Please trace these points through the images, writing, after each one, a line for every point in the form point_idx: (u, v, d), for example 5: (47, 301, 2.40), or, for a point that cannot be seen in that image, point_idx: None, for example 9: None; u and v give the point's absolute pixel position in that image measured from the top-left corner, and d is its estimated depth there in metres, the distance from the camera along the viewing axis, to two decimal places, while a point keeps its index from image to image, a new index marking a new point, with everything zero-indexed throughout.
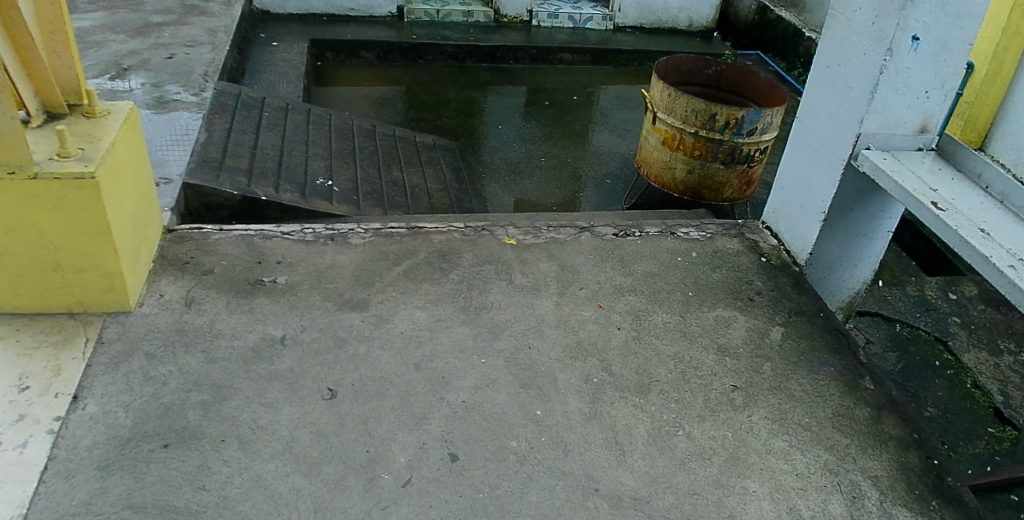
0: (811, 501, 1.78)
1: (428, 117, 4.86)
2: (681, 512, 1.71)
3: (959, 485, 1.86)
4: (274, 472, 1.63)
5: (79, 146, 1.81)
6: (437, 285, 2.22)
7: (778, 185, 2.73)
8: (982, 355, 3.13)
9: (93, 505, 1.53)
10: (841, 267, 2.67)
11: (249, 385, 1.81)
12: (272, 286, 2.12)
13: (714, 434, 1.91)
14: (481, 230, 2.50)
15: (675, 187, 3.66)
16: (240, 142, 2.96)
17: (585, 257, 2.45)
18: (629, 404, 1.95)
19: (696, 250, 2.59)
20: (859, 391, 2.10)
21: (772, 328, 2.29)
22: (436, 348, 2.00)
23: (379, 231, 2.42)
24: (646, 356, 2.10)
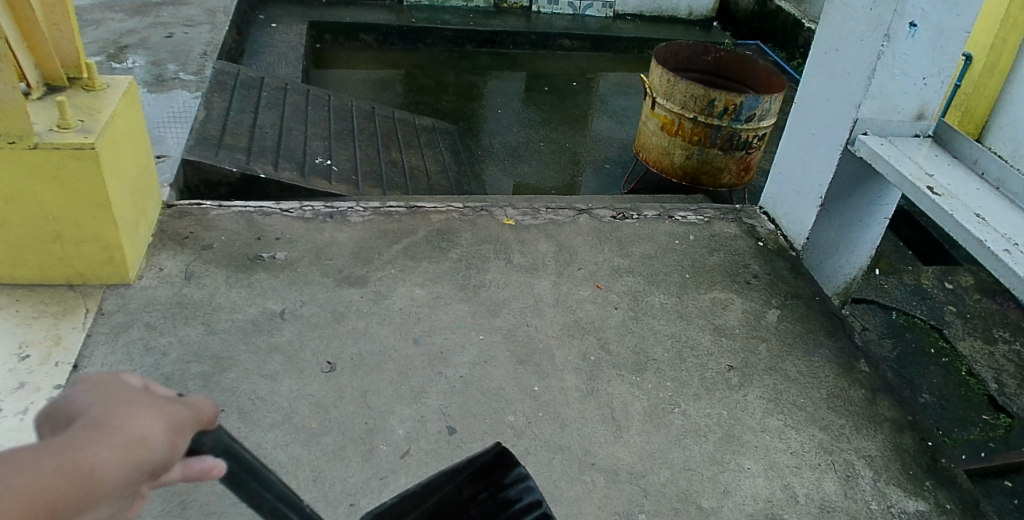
0: (805, 479, 1.80)
1: (427, 100, 4.88)
2: (677, 487, 1.73)
3: (952, 466, 1.88)
4: (275, 442, 1.65)
5: (78, 118, 1.83)
6: (436, 263, 2.24)
7: (776, 171, 2.74)
8: (977, 343, 3.15)
9: None
10: (839, 253, 2.68)
11: (249, 357, 1.83)
12: (271, 262, 2.14)
13: (710, 412, 1.94)
14: (479, 210, 2.51)
15: (673, 172, 3.68)
16: (239, 121, 2.98)
17: (582, 238, 2.47)
18: (625, 381, 1.97)
19: (693, 233, 2.60)
20: (854, 372, 2.12)
21: (768, 310, 2.30)
22: (435, 324, 2.02)
23: (379, 209, 2.43)
24: (642, 335, 2.12)
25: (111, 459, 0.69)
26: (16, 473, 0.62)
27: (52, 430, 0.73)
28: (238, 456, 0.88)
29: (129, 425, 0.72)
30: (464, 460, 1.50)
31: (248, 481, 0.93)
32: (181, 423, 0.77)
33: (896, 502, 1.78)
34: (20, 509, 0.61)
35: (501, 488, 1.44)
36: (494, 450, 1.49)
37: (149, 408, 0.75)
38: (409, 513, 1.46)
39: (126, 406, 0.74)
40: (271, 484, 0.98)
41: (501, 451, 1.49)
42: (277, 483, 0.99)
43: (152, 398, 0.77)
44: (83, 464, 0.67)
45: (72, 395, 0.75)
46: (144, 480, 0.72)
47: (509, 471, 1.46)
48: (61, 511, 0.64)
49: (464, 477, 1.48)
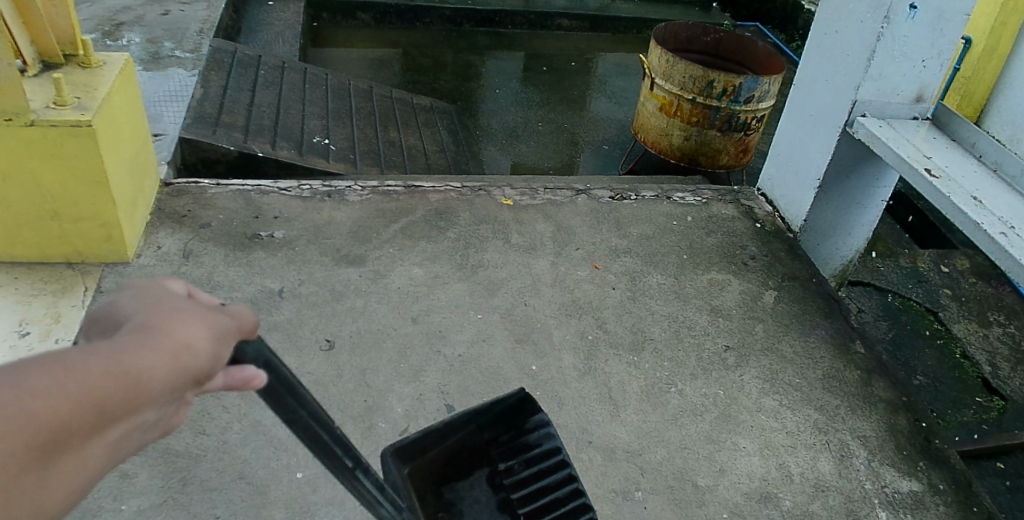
0: (800, 458, 1.82)
1: (425, 80, 4.85)
2: (673, 465, 1.76)
3: (945, 446, 1.90)
4: (273, 418, 1.71)
5: (75, 95, 1.82)
6: (435, 243, 2.24)
7: (775, 152, 2.74)
8: (972, 326, 3.17)
9: None
10: (837, 236, 2.68)
11: None
12: (269, 241, 2.13)
13: (706, 392, 1.95)
14: (477, 190, 2.51)
15: (671, 153, 3.68)
16: (236, 99, 2.96)
17: (581, 218, 2.47)
18: (623, 360, 1.99)
19: (691, 215, 2.60)
20: (849, 353, 2.14)
21: (765, 291, 2.31)
22: (434, 303, 2.02)
23: (377, 188, 2.43)
24: (640, 315, 2.13)
25: (159, 363, 0.68)
26: (65, 372, 0.62)
27: (99, 334, 0.73)
28: (276, 372, 0.88)
29: (173, 331, 0.71)
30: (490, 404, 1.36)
31: (283, 397, 0.92)
32: (225, 332, 0.77)
33: (889, 482, 1.80)
34: (69, 409, 0.61)
35: (521, 432, 1.41)
36: (517, 395, 1.39)
37: (192, 316, 0.74)
38: (430, 450, 1.34)
39: (170, 315, 0.73)
40: (306, 402, 0.96)
41: (524, 397, 1.39)
42: (311, 402, 0.98)
43: (194, 306, 0.77)
44: (130, 367, 0.67)
45: (115, 305, 0.75)
46: (191, 386, 0.72)
47: (531, 416, 1.41)
48: (111, 413, 0.64)
49: (487, 419, 1.38)
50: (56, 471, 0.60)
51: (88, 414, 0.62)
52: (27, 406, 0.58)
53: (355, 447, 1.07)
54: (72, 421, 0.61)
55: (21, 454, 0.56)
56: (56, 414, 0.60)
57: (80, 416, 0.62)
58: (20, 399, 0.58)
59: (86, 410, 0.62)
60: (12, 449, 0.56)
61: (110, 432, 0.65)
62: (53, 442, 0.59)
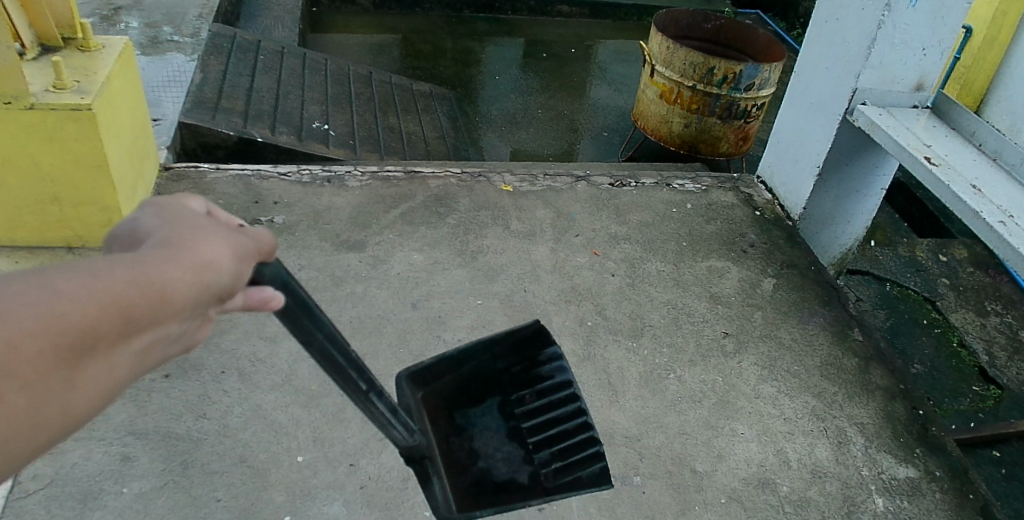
0: (797, 444, 1.84)
1: (425, 66, 4.84)
2: (671, 451, 1.78)
3: (942, 434, 1.91)
4: (275, 402, 1.72)
5: (75, 79, 1.81)
6: (434, 229, 2.24)
7: (775, 140, 2.73)
8: (970, 315, 3.17)
9: (97, 430, 1.62)
10: (835, 224, 2.69)
11: (249, 320, 1.89)
12: (269, 226, 2.13)
13: (705, 378, 1.97)
14: (477, 176, 2.51)
15: (671, 141, 3.67)
16: (235, 84, 2.95)
17: (581, 205, 2.47)
18: (622, 347, 2.00)
19: (691, 202, 2.60)
20: (847, 341, 2.14)
21: (764, 279, 2.32)
22: (433, 289, 2.02)
23: (377, 174, 2.43)
24: (639, 301, 2.14)
25: (183, 279, 0.74)
26: (94, 279, 0.68)
27: (128, 244, 0.79)
28: (294, 292, 1.01)
29: (197, 249, 0.77)
30: (506, 333, 1.64)
31: (300, 317, 1.05)
32: (244, 252, 0.83)
33: (886, 468, 1.81)
34: (96, 314, 0.67)
35: (535, 364, 1.66)
36: (533, 327, 1.67)
37: (214, 236, 0.80)
38: (445, 376, 1.64)
39: (194, 232, 0.79)
40: (321, 325, 1.11)
41: (539, 328, 1.67)
42: (327, 326, 1.12)
43: (217, 226, 0.83)
44: (155, 280, 0.72)
45: (146, 218, 0.81)
46: (213, 302, 0.78)
47: (544, 349, 1.66)
48: (137, 320, 0.71)
49: (501, 348, 1.65)
50: (82, 372, 0.67)
51: (114, 320, 0.69)
52: (57, 309, 0.65)
53: (368, 371, 1.22)
54: (98, 326, 0.67)
55: (48, 354, 0.64)
56: (84, 318, 0.66)
57: (106, 323, 0.68)
58: (50, 303, 0.64)
59: (113, 316, 0.68)
60: (40, 347, 0.63)
61: (136, 340, 0.72)
62: (80, 344, 0.66)
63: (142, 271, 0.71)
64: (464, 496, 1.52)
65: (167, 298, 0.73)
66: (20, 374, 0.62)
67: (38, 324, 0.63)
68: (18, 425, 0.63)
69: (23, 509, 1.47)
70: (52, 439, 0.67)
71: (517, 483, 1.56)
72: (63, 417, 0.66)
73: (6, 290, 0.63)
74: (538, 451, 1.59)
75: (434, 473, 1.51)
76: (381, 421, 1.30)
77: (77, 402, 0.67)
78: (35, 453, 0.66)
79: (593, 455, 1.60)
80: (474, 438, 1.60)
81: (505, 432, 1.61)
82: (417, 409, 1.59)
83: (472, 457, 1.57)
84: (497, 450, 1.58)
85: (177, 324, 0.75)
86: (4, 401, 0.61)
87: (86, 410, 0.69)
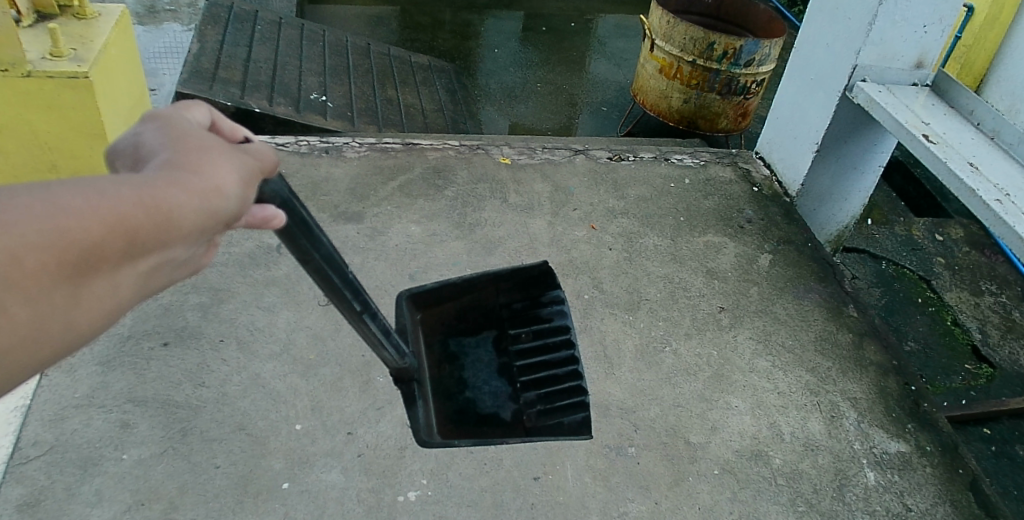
0: (790, 418, 1.86)
1: (423, 38, 4.80)
2: (666, 423, 1.80)
3: (934, 410, 1.92)
4: (273, 371, 1.73)
5: (71, 46, 1.80)
6: (433, 201, 2.24)
7: (774, 115, 2.72)
8: (964, 294, 3.19)
9: (96, 397, 1.63)
10: (832, 200, 2.69)
11: (247, 289, 1.89)
12: None
13: (700, 351, 1.99)
14: (475, 148, 2.51)
15: (670, 116, 3.67)
16: (233, 55, 2.94)
17: (579, 179, 2.47)
18: (618, 319, 2.02)
19: (689, 177, 2.60)
20: (842, 317, 2.16)
21: (761, 255, 2.32)
22: (431, 261, 2.03)
23: (375, 145, 2.42)
24: (636, 275, 2.15)
25: (189, 203, 0.78)
26: (99, 199, 0.72)
27: (135, 161, 0.84)
28: (293, 211, 1.12)
29: (202, 175, 0.81)
30: (511, 271, 2.00)
31: (300, 237, 1.18)
32: (248, 177, 0.87)
33: (877, 443, 1.83)
34: (101, 232, 0.71)
35: (536, 304, 2.01)
36: (539, 269, 2.02)
37: (219, 161, 0.84)
38: (447, 302, 1.97)
39: (200, 156, 0.83)
40: (320, 246, 1.23)
41: (545, 271, 2.02)
42: (325, 248, 1.25)
43: (224, 150, 0.87)
44: (162, 203, 0.76)
45: (154, 139, 0.86)
46: (216, 226, 0.83)
47: (547, 291, 2.02)
48: (143, 241, 0.75)
49: (506, 285, 2.01)
50: (88, 288, 0.72)
51: (118, 239, 0.73)
52: (62, 226, 0.69)
53: (363, 294, 1.37)
54: (101, 245, 0.71)
55: (53, 268, 0.68)
56: (89, 237, 0.70)
57: (111, 242, 0.72)
58: (57, 218, 0.69)
59: (118, 236, 0.72)
60: (44, 262, 0.68)
61: (142, 260, 0.76)
62: (84, 261, 0.70)
63: (145, 194, 0.75)
64: (447, 424, 1.78)
65: (171, 222, 0.76)
66: (25, 287, 0.67)
67: (44, 242, 0.67)
68: (25, 335, 0.68)
69: (25, 474, 1.49)
70: (59, 348, 0.73)
71: (500, 417, 1.84)
72: (66, 329, 0.72)
73: (16, 203, 0.68)
74: (525, 390, 1.89)
75: (420, 398, 1.73)
76: (374, 341, 1.47)
77: (80, 316, 0.73)
78: (41, 360, 0.72)
79: (578, 403, 1.82)
80: (465, 368, 1.92)
81: (496, 366, 1.93)
82: (415, 331, 1.92)
83: (461, 387, 1.87)
84: (484, 384, 1.89)
85: (179, 247, 0.79)
86: (8, 311, 0.66)
87: (91, 324, 0.74)
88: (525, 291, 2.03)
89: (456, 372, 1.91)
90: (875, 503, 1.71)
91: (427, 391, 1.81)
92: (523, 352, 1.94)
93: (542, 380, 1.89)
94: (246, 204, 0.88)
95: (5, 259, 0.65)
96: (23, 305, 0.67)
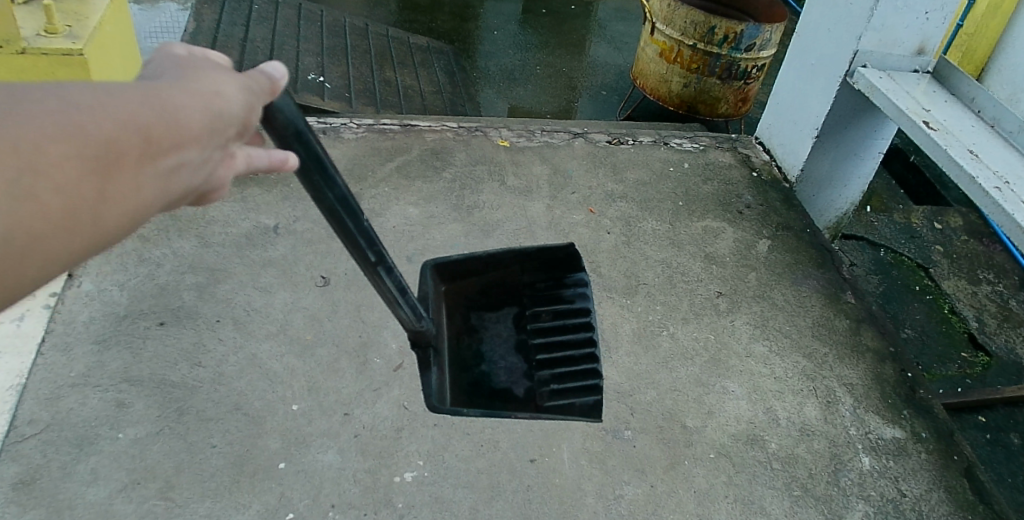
0: (786, 403, 1.87)
1: (422, 20, 4.76)
2: (662, 406, 1.81)
3: (929, 397, 1.92)
4: (270, 352, 1.73)
5: (66, 23, 1.78)
6: (430, 183, 2.23)
7: (774, 100, 2.71)
8: (962, 283, 3.19)
9: (92, 376, 1.63)
10: (832, 186, 2.68)
11: (243, 270, 1.88)
12: (264, 177, 2.14)
13: (698, 336, 1.99)
14: (473, 130, 2.49)
15: (670, 100, 3.65)
16: (230, 35, 2.93)
17: (577, 162, 2.46)
18: (616, 304, 2.02)
19: (688, 161, 2.59)
20: (839, 303, 2.15)
21: (759, 240, 2.32)
22: (429, 242, 2.03)
23: (372, 126, 2.40)
24: (634, 259, 2.15)
25: (196, 110, 0.79)
26: (107, 99, 0.72)
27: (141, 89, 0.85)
28: (307, 145, 1.11)
29: (206, 87, 0.82)
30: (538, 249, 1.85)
31: (312, 174, 1.16)
32: (251, 92, 0.89)
33: (874, 429, 1.84)
34: (116, 129, 0.71)
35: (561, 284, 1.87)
36: (567, 250, 1.86)
37: (222, 78, 0.86)
38: (470, 277, 1.84)
39: (201, 74, 0.84)
40: (334, 187, 1.20)
41: (572, 252, 1.86)
42: (340, 190, 1.22)
43: (224, 71, 0.88)
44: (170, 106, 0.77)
45: (155, 68, 0.87)
46: (227, 135, 0.84)
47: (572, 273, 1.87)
48: (158, 141, 0.75)
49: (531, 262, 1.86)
50: (113, 184, 0.71)
51: (134, 136, 0.72)
52: (75, 120, 0.68)
53: (378, 245, 1.34)
54: (119, 141, 0.71)
55: (75, 159, 0.67)
56: (105, 131, 0.70)
57: (126, 138, 0.72)
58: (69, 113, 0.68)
59: (132, 132, 0.72)
60: (65, 153, 0.67)
61: (161, 161, 0.76)
62: (105, 153, 0.70)
63: (152, 98, 0.76)
64: (459, 394, 1.64)
65: (180, 122, 0.77)
66: (49, 176, 0.65)
67: (64, 132, 0.67)
68: (57, 225, 0.67)
69: (21, 452, 1.49)
70: (90, 248, 0.71)
71: (514, 394, 1.68)
72: (95, 225, 0.70)
73: (25, 102, 0.67)
74: (540, 369, 1.73)
75: (435, 363, 1.62)
76: (388, 297, 1.43)
77: (112, 211, 0.72)
78: (73, 257, 0.70)
79: (591, 387, 1.71)
80: (484, 342, 1.76)
81: (514, 342, 1.77)
82: (436, 302, 1.78)
83: (477, 360, 1.71)
84: (501, 359, 1.73)
85: (197, 151, 0.80)
86: (37, 198, 0.65)
87: (120, 224, 0.73)
88: (551, 271, 1.88)
89: (474, 345, 1.75)
90: (870, 488, 1.72)
91: (442, 360, 1.67)
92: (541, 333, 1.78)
93: (557, 359, 1.75)
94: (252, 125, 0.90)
95: (24, 147, 0.64)
96: (57, 189, 0.66)
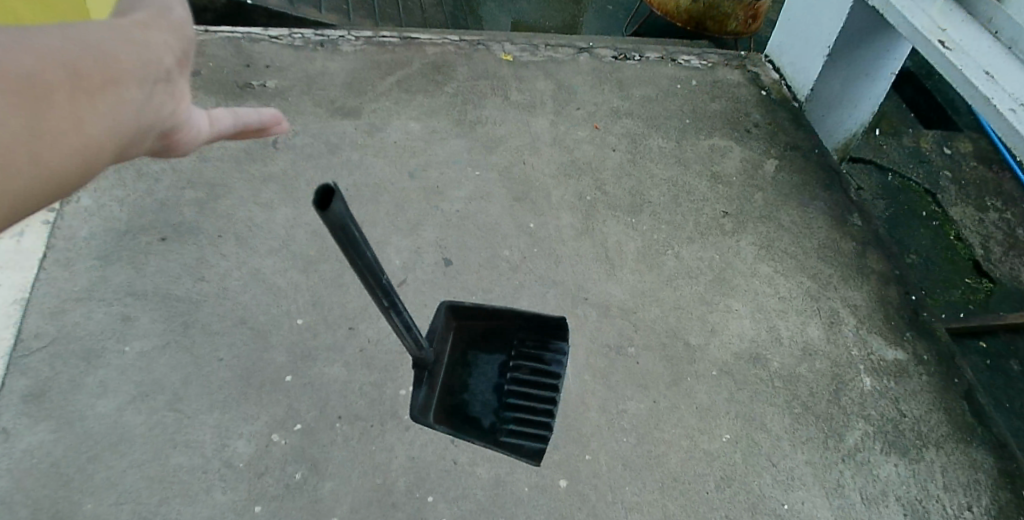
0: (790, 323, 1.87)
1: None
2: (666, 324, 1.81)
3: (933, 320, 1.91)
4: (273, 267, 1.72)
5: None
6: (431, 97, 2.17)
7: (787, 15, 2.59)
8: (969, 210, 3.15)
9: (96, 291, 1.62)
10: (843, 108, 2.60)
11: (243, 185, 1.86)
12: (261, 91, 2.09)
13: (703, 255, 1.97)
14: (475, 44, 2.41)
15: (677, 16, 3.53)
16: None
17: (582, 78, 2.39)
18: (620, 222, 2.00)
19: (696, 79, 2.52)
20: (846, 225, 2.12)
21: (767, 160, 2.27)
22: (431, 159, 2.01)
23: (371, 39, 2.32)
24: (640, 178, 2.12)
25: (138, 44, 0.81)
26: (47, 32, 0.73)
27: None
28: (347, 232, 0.98)
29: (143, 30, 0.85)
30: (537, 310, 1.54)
31: (344, 251, 1.00)
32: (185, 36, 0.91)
33: (875, 350, 1.84)
34: (66, 54, 0.72)
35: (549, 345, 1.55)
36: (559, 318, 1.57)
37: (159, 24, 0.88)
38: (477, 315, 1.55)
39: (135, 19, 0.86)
40: (363, 257, 1.05)
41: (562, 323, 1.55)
42: (367, 256, 1.06)
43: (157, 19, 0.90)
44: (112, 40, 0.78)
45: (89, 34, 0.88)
46: (166, 68, 0.85)
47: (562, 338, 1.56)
48: (109, 66, 0.76)
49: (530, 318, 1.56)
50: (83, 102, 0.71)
51: (86, 60, 0.74)
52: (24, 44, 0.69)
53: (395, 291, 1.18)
54: (72, 63, 0.72)
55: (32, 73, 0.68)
56: (55, 55, 0.71)
57: (79, 62, 0.73)
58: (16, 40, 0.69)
59: (83, 57, 0.73)
60: (22, 71, 0.67)
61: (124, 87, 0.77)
62: (63, 72, 0.70)
63: (90, 32, 0.77)
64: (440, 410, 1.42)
65: (115, 55, 0.77)
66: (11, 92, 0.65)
67: (19, 55, 0.68)
68: (36, 141, 0.67)
69: (29, 366, 1.50)
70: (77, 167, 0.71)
71: (478, 422, 1.45)
72: (75, 143, 0.70)
73: None
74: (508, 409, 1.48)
75: (428, 379, 1.42)
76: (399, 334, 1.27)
77: (64, 145, 0.69)
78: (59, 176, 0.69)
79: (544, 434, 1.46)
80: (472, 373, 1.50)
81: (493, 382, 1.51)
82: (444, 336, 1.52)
83: (462, 387, 1.47)
84: (480, 393, 1.48)
85: (149, 78, 0.81)
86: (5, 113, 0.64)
87: (100, 141, 0.73)
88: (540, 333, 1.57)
89: (462, 375, 1.49)
90: (870, 407, 1.73)
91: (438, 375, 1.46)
92: (525, 366, 1.52)
93: (526, 396, 1.50)
94: (188, 56, 0.91)
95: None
96: (6, 122, 0.64)
